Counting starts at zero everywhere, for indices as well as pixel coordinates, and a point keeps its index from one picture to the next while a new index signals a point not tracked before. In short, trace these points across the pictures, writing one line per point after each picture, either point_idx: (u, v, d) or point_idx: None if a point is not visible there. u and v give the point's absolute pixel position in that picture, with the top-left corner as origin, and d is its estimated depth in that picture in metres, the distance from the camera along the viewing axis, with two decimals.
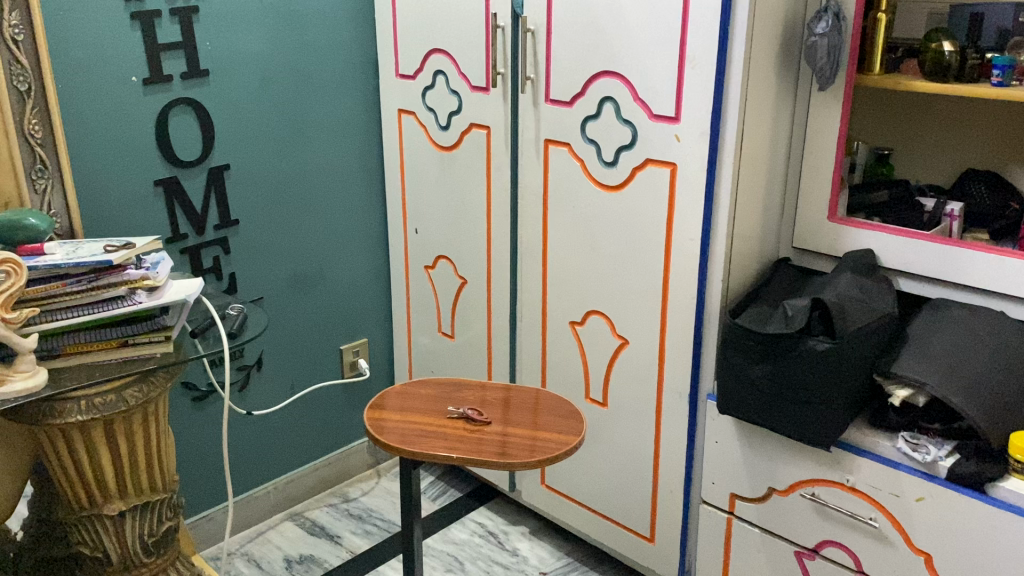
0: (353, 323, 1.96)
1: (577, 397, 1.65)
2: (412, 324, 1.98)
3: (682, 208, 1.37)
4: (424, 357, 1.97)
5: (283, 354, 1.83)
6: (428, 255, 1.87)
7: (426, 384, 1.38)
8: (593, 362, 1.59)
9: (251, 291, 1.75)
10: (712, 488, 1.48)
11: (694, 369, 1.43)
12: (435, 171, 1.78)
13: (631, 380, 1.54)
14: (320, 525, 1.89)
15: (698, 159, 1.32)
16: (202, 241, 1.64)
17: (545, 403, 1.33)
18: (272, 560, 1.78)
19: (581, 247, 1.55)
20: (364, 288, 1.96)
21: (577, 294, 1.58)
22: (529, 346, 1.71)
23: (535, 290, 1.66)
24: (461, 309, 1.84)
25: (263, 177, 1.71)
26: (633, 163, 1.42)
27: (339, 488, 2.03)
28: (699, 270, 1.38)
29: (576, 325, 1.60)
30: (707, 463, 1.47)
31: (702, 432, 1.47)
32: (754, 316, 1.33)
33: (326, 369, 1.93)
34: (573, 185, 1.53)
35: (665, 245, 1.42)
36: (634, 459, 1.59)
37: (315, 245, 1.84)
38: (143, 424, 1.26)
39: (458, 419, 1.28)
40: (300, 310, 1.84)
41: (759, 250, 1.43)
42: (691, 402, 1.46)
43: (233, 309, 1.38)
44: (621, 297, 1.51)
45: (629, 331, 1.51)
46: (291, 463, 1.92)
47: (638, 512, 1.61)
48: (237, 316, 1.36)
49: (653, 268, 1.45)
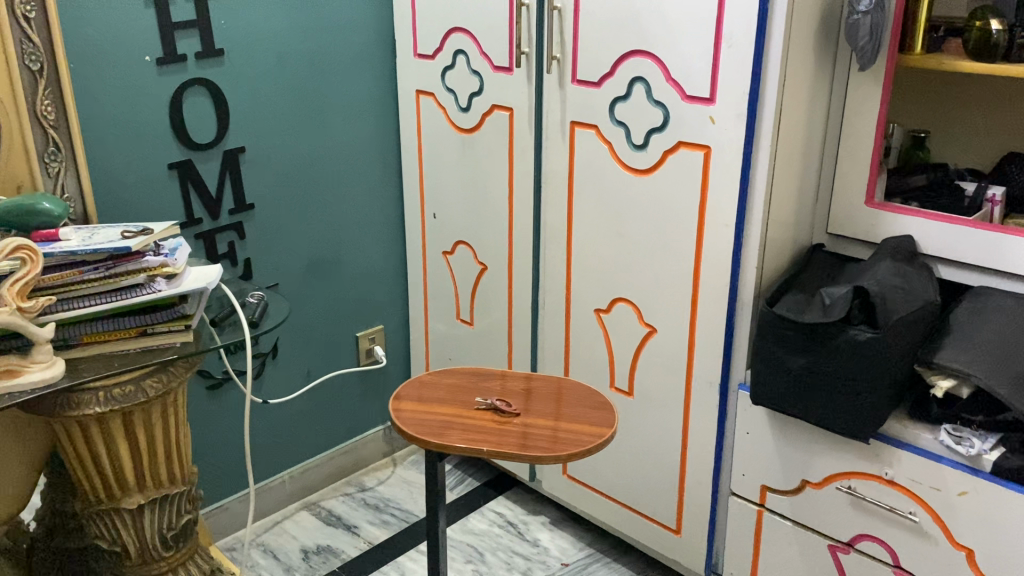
0: (369, 310, 1.92)
1: (602, 386, 1.61)
2: (429, 310, 1.94)
3: (715, 192, 1.33)
4: (442, 344, 1.94)
5: (298, 341, 1.79)
6: (447, 240, 1.83)
7: (450, 373, 1.34)
8: (619, 351, 1.55)
9: (266, 277, 1.71)
10: (743, 479, 1.44)
11: (726, 358, 1.40)
12: (455, 154, 1.73)
13: (658, 370, 1.50)
14: (337, 515, 1.86)
15: (733, 142, 1.28)
16: (217, 226, 1.60)
17: (573, 394, 1.29)
18: (288, 551, 1.75)
19: (608, 233, 1.51)
20: (380, 274, 1.92)
21: (603, 281, 1.54)
22: (552, 334, 1.67)
23: (559, 276, 1.62)
24: (481, 295, 1.80)
25: (279, 160, 1.66)
26: (665, 146, 1.37)
27: (355, 476, 2.00)
28: (733, 256, 1.34)
29: (602, 312, 1.56)
30: (738, 454, 1.43)
31: (733, 422, 1.43)
32: (790, 304, 1.28)
33: (342, 356, 1.89)
34: (601, 169, 1.48)
35: (697, 232, 1.37)
36: (660, 451, 1.56)
37: (332, 229, 1.79)
38: (161, 416, 1.22)
39: (486, 411, 1.24)
40: (315, 297, 1.80)
41: (792, 236, 1.39)
42: (722, 392, 1.42)
43: (253, 297, 1.34)
44: (649, 284, 1.47)
45: (658, 319, 1.47)
46: (307, 452, 1.89)
47: (663, 504, 1.58)
48: (258, 303, 1.32)
49: (684, 254, 1.40)
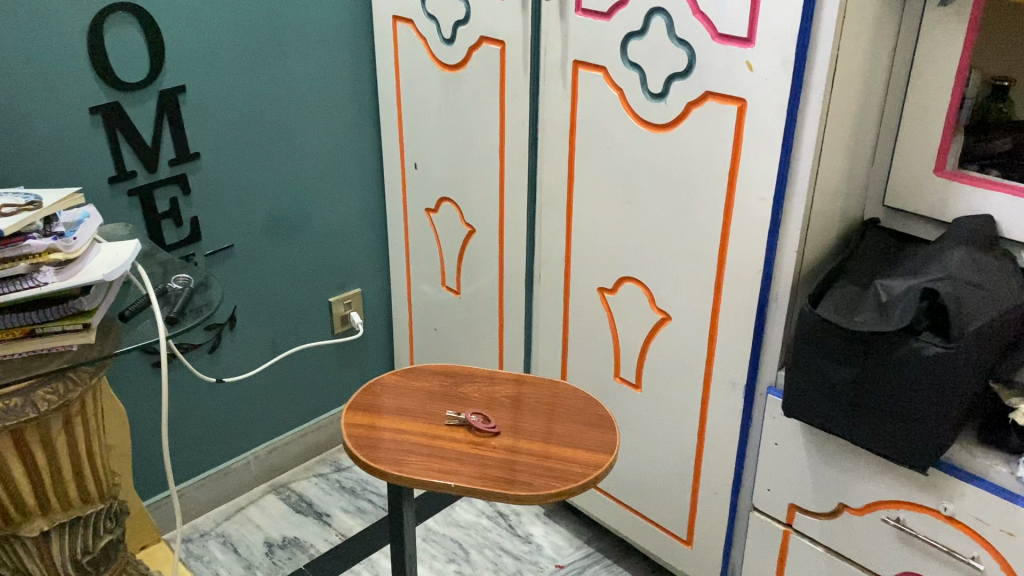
0: (344, 271, 1.69)
1: (605, 375, 1.38)
2: (412, 271, 1.70)
3: (749, 157, 1.07)
4: (426, 311, 1.71)
5: (259, 309, 1.57)
6: (430, 195, 1.58)
7: (421, 375, 1.11)
8: (626, 338, 1.32)
9: (218, 238, 1.47)
10: (767, 495, 1.22)
11: (753, 357, 1.16)
12: (438, 95, 1.47)
13: (671, 363, 1.27)
14: (307, 501, 1.66)
15: (775, 95, 1.01)
16: (155, 180, 1.36)
17: (567, 405, 1.06)
18: (251, 544, 1.56)
19: (615, 200, 1.25)
20: (355, 230, 1.68)
21: (607, 255, 1.29)
22: (548, 311, 1.43)
23: (557, 245, 1.37)
24: (469, 260, 1.56)
25: (230, 100, 1.41)
26: (687, 96, 1.10)
27: (331, 454, 1.80)
28: (769, 236, 1.08)
29: (606, 291, 1.32)
30: (763, 466, 1.21)
31: (758, 430, 1.21)
32: (836, 303, 1.03)
33: (313, 323, 1.67)
34: (607, 121, 1.21)
35: (726, 204, 1.11)
36: (670, 454, 1.33)
37: (296, 180, 1.55)
38: (64, 430, 1.00)
39: (458, 429, 1.01)
40: (278, 259, 1.57)
41: (841, 210, 1.14)
42: (747, 395, 1.19)
43: (176, 281, 1.09)
44: (663, 264, 1.22)
45: (672, 305, 1.23)
46: (275, 429, 1.69)
47: (673, 512, 1.37)
48: (181, 292, 1.07)
49: (708, 231, 1.15)
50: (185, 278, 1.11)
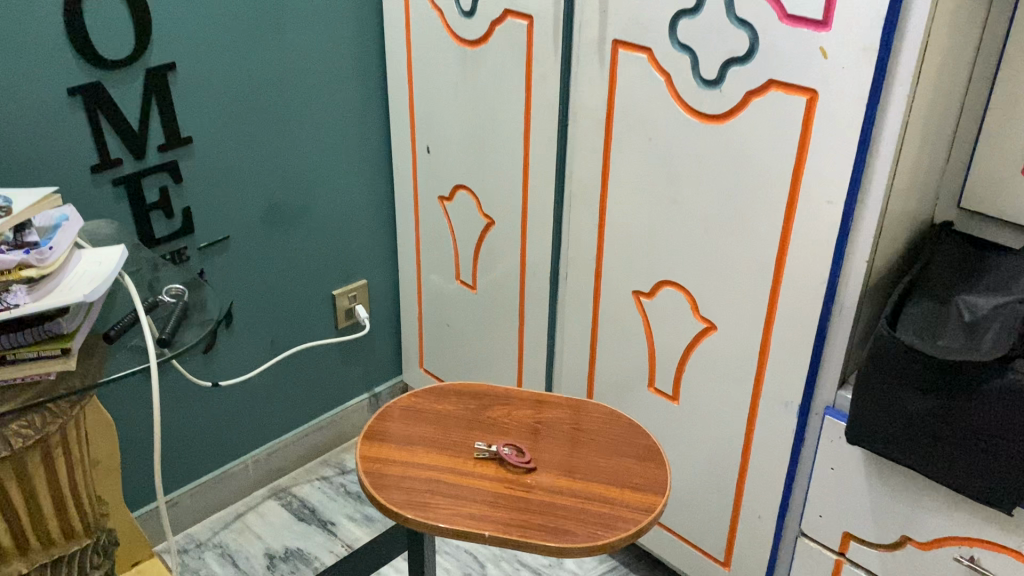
0: (349, 261, 1.56)
1: (637, 384, 1.26)
2: (422, 261, 1.58)
3: (818, 155, 0.94)
4: (438, 306, 1.59)
5: (257, 305, 1.45)
6: (444, 182, 1.45)
7: (443, 396, 1.00)
8: (663, 345, 1.20)
9: (212, 230, 1.34)
10: (819, 522, 1.12)
11: (810, 374, 1.05)
12: (455, 73, 1.34)
13: (714, 376, 1.16)
14: (311, 507, 1.56)
15: (853, 86, 0.89)
16: (142, 167, 1.22)
17: (609, 434, 0.95)
18: (251, 556, 1.46)
19: (656, 196, 1.12)
20: (361, 217, 1.55)
21: (644, 257, 1.17)
22: (574, 313, 1.32)
23: (587, 243, 1.25)
24: (487, 254, 1.44)
25: (225, 79, 1.27)
26: (747, 85, 0.97)
27: (334, 454, 1.69)
28: (837, 244, 0.96)
29: (642, 295, 1.20)
30: (815, 491, 1.11)
31: (812, 452, 1.10)
32: (914, 324, 0.92)
33: (316, 318, 1.55)
34: (651, 108, 1.08)
35: (787, 207, 0.99)
36: (709, 472, 1.23)
37: (298, 165, 1.41)
38: (43, 464, 0.89)
39: (489, 464, 0.89)
40: (278, 250, 1.44)
41: (913, 213, 1.02)
42: (801, 414, 1.08)
43: (168, 294, 0.98)
44: (709, 269, 1.10)
45: (718, 314, 1.11)
46: (275, 431, 1.57)
47: (709, 532, 1.27)
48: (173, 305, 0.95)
49: (765, 236, 1.03)
50: (177, 290, 0.99)
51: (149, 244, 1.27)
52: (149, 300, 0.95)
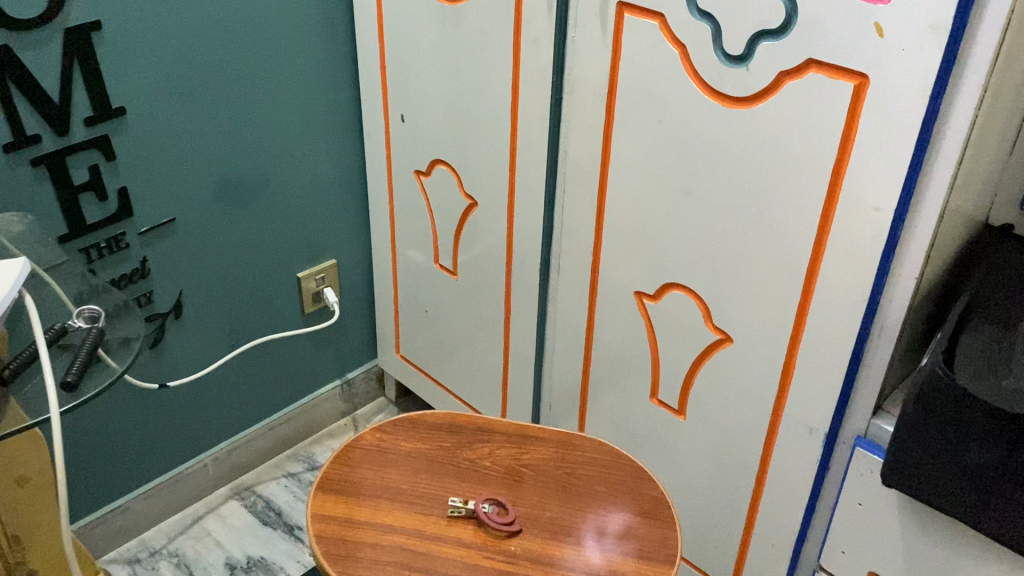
0: (315, 240, 1.40)
1: (637, 393, 1.12)
2: (397, 240, 1.42)
3: (865, 153, 0.78)
4: (414, 290, 1.43)
5: (211, 291, 1.29)
6: (420, 155, 1.28)
7: (412, 433, 0.85)
8: (668, 354, 1.05)
9: (155, 212, 1.17)
10: (842, 559, 0.99)
11: (839, 401, 0.91)
12: (433, 34, 1.15)
13: (727, 393, 1.01)
14: (276, 510, 1.43)
15: (915, 73, 0.72)
16: (67, 144, 1.05)
17: (609, 482, 0.81)
18: (209, 567, 1.33)
19: (664, 187, 0.96)
20: (328, 191, 1.38)
21: (649, 255, 1.01)
22: (568, 310, 1.17)
23: (583, 234, 1.09)
24: (469, 237, 1.28)
25: (163, 39, 1.08)
26: (781, 65, 0.80)
27: (303, 447, 1.55)
28: (882, 256, 0.81)
29: (645, 297, 1.05)
30: (839, 526, 0.97)
31: (838, 482, 0.96)
32: (973, 363, 0.77)
33: (278, 303, 1.39)
34: (662, 87, 0.91)
35: (823, 211, 0.83)
36: (717, 495, 1.09)
37: (253, 135, 1.24)
38: None
39: (466, 526, 0.75)
40: (233, 232, 1.28)
41: (969, 215, 0.86)
42: (828, 443, 0.94)
43: (79, 318, 0.83)
44: (726, 276, 0.94)
45: (735, 325, 0.96)
46: (236, 426, 1.43)
47: (716, 556, 1.14)
48: (86, 333, 0.80)
49: (795, 242, 0.87)
50: (92, 315, 0.84)
51: (66, 242, 1.09)
52: (53, 329, 0.80)
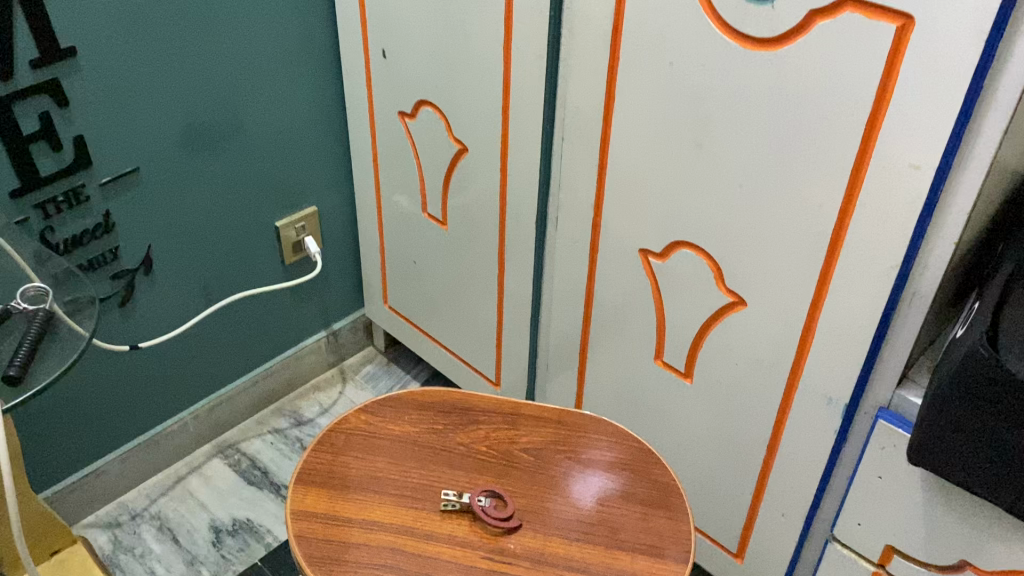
0: (293, 186, 1.31)
1: (640, 354, 1.05)
2: (382, 185, 1.33)
3: (906, 104, 0.69)
4: (401, 238, 1.35)
5: (182, 243, 1.20)
6: (404, 95, 1.18)
7: (401, 415, 0.78)
8: (674, 316, 0.98)
9: (117, 162, 1.08)
10: (857, 532, 0.93)
11: (862, 372, 0.84)
12: None
13: (738, 359, 0.94)
14: (262, 468, 1.37)
15: (969, 16, 0.63)
16: (12, 90, 0.94)
17: (613, 466, 0.75)
18: (193, 531, 1.27)
19: (673, 137, 0.87)
20: (305, 132, 1.28)
21: (655, 210, 0.93)
22: (566, 265, 1.09)
23: (583, 185, 1.00)
24: (459, 186, 1.19)
25: None
26: (812, 4, 0.71)
27: (289, 401, 1.49)
28: (919, 220, 0.73)
29: (651, 255, 0.97)
30: (855, 499, 0.91)
31: (855, 453, 0.91)
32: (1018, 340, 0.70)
33: (256, 253, 1.31)
34: (674, 26, 0.82)
35: (854, 167, 0.75)
36: (724, 461, 1.03)
37: (222, 74, 1.13)
38: None
39: (461, 522, 0.69)
40: (204, 180, 1.19)
41: (1011, 170, 0.78)
42: (846, 414, 0.88)
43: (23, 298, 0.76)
44: (740, 236, 0.86)
45: (750, 288, 0.89)
46: (216, 382, 1.36)
47: (722, 521, 1.09)
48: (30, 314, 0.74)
49: (820, 202, 0.79)
50: (38, 292, 0.78)
51: (19, 197, 1.00)
52: None
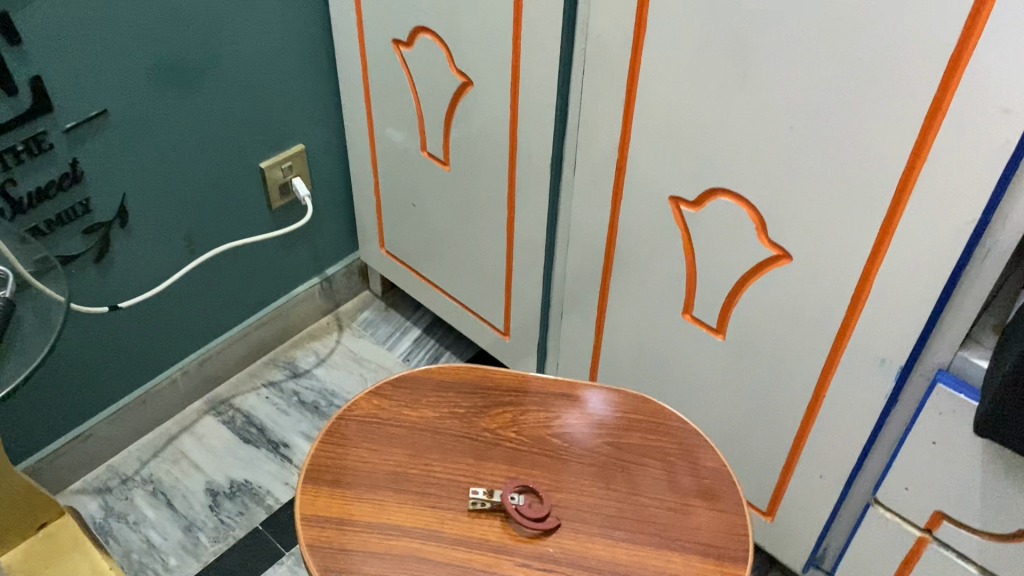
0: (277, 123, 1.20)
1: (667, 307, 0.97)
2: (375, 120, 1.21)
3: (1001, 36, 0.59)
4: (397, 178, 1.24)
5: (159, 190, 1.09)
6: (399, 21, 1.06)
7: (415, 399, 0.71)
8: (707, 269, 0.89)
9: (82, 104, 0.96)
10: (904, 496, 0.87)
11: (921, 333, 0.76)
12: None
13: (779, 315, 0.86)
14: (257, 425, 1.30)
15: None
16: None
17: (652, 452, 0.68)
18: (188, 495, 1.20)
19: (713, 73, 0.77)
20: (288, 63, 1.16)
21: (690, 154, 0.83)
22: (584, 211, 0.99)
23: (605, 124, 0.90)
24: (463, 122, 1.08)
25: None
26: None
27: (282, 351, 1.41)
28: (1004, 170, 0.63)
29: (682, 202, 0.88)
30: (904, 464, 0.85)
31: (907, 416, 0.84)
32: None
33: (240, 197, 1.20)
34: None
35: (931, 108, 0.65)
36: (758, 420, 0.96)
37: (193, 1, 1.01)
38: None
39: (492, 523, 0.62)
40: (180, 120, 1.07)
41: None
42: (900, 376, 0.80)
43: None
44: (788, 185, 0.77)
45: (796, 240, 0.80)
46: (204, 335, 1.28)
47: (752, 479, 1.03)
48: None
49: (885, 147, 0.69)
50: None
51: None
52: None
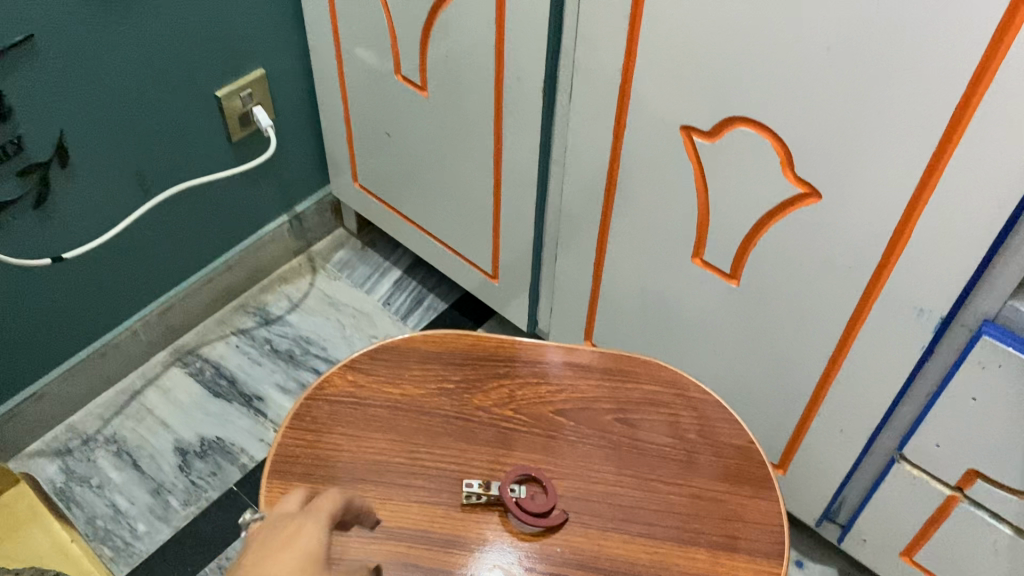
0: (234, 45, 1.07)
1: (674, 249, 0.88)
2: (343, 40, 1.09)
3: None
4: (370, 105, 1.12)
5: (103, 124, 0.97)
6: None
7: (396, 374, 0.67)
8: (722, 207, 0.80)
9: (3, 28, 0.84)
10: (935, 453, 0.80)
11: (968, 281, 0.67)
12: None
13: (803, 259, 0.77)
14: (228, 377, 1.21)
15: None
16: None
17: (654, 428, 0.64)
18: (156, 455, 1.12)
19: None
20: None
21: (705, 78, 0.73)
22: (581, 142, 0.89)
23: (606, 44, 0.79)
24: (442, 43, 0.96)
25: None
26: None
27: (252, 295, 1.31)
28: None
29: (695, 132, 0.77)
30: (938, 420, 0.77)
31: (942, 368, 0.76)
32: None
33: (196, 130, 1.08)
34: None
35: (1004, 22, 0.54)
36: (773, 370, 0.88)
37: None
38: None
39: (487, 520, 0.59)
40: (121, 45, 0.94)
41: None
42: (939, 327, 0.72)
43: None
44: (821, 112, 0.67)
45: (828, 176, 0.70)
46: (164, 281, 1.17)
47: (764, 431, 0.95)
48: None
49: (942, 69, 0.59)
50: None
51: None
52: None
